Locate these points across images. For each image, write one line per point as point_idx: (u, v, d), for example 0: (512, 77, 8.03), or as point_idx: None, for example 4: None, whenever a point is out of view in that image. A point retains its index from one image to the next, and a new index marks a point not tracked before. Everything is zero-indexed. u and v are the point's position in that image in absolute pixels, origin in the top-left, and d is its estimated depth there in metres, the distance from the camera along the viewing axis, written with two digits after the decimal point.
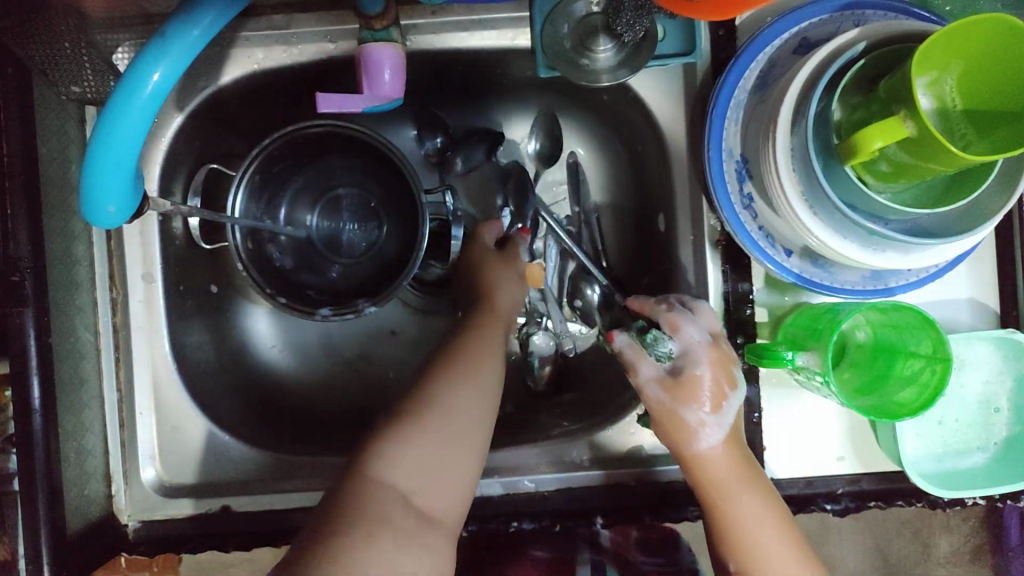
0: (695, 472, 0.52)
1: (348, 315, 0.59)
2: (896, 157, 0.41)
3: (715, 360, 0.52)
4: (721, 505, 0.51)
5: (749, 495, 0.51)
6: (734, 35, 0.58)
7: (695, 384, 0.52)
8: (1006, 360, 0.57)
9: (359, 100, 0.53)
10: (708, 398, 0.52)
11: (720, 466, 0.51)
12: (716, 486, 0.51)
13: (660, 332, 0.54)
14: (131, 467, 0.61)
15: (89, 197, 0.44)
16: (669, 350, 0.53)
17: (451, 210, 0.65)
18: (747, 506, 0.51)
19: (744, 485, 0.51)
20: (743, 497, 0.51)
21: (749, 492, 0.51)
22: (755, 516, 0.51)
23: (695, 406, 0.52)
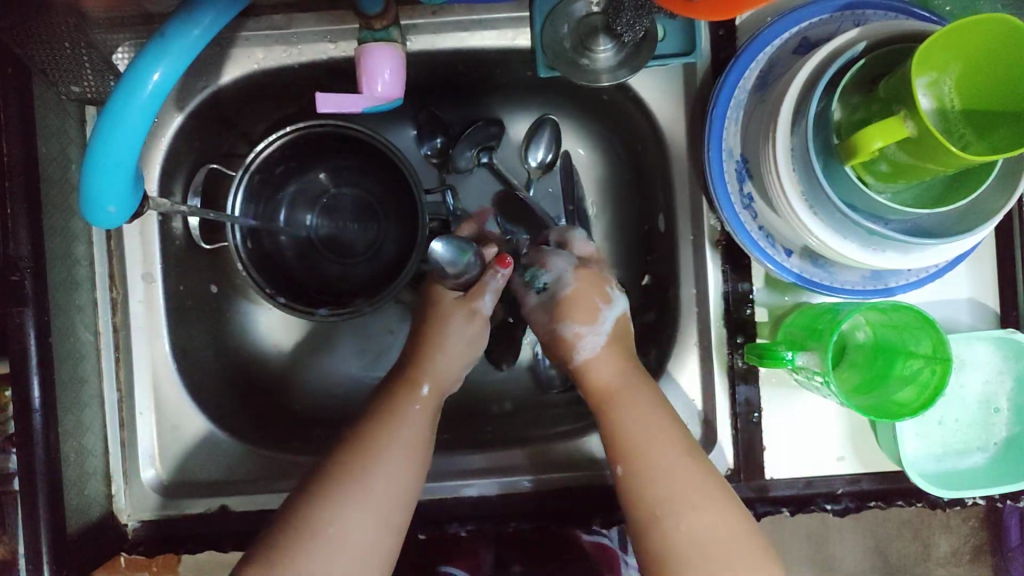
0: (584, 377, 0.56)
1: (347, 316, 0.58)
2: (896, 157, 0.41)
3: (585, 279, 0.59)
4: (610, 406, 0.54)
5: (639, 395, 0.54)
6: (734, 35, 0.58)
7: (568, 306, 0.58)
8: (1006, 361, 0.57)
9: (359, 100, 0.52)
10: (582, 315, 0.57)
11: (603, 367, 0.56)
12: (626, 448, 0.52)
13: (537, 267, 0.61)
14: (131, 467, 0.61)
15: (89, 197, 0.44)
16: (544, 281, 0.60)
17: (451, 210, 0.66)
18: (631, 409, 0.53)
19: (634, 383, 0.55)
20: (631, 401, 0.54)
21: (640, 391, 0.54)
22: (645, 419, 0.53)
23: (570, 322, 0.58)
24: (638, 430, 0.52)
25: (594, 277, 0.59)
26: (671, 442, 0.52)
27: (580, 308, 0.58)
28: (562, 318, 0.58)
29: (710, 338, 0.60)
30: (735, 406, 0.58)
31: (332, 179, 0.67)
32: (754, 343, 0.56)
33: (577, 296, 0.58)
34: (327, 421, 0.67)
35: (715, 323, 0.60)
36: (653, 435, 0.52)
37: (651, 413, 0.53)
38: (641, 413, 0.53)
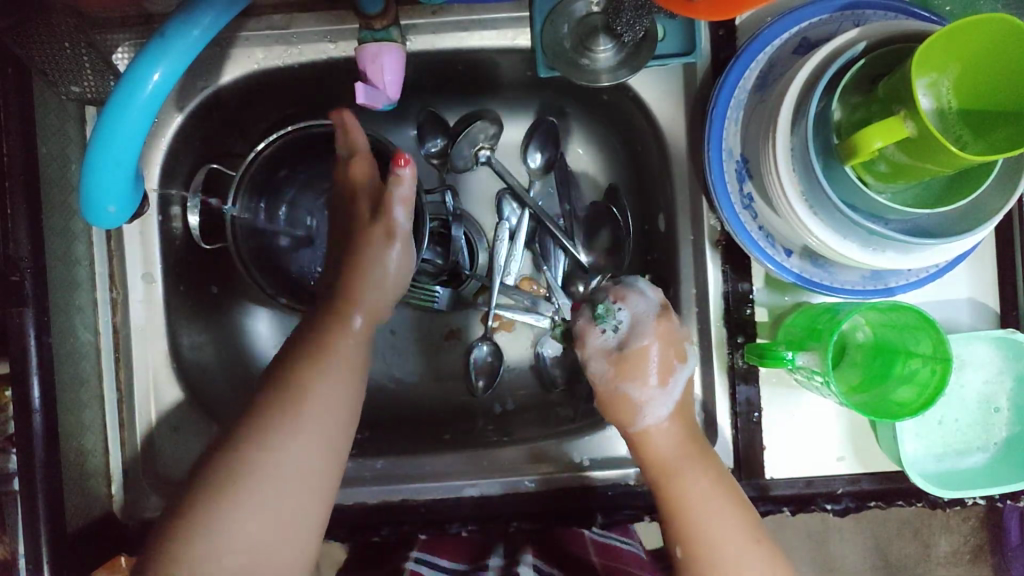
0: (642, 451, 0.54)
1: None
2: (895, 157, 0.41)
3: (662, 334, 0.54)
4: (670, 479, 0.53)
5: (694, 468, 0.52)
6: (734, 35, 0.58)
7: (638, 358, 0.54)
8: (1006, 360, 0.57)
9: (380, 96, 0.54)
10: (654, 372, 0.54)
11: (666, 440, 0.53)
12: (661, 465, 0.53)
13: (609, 305, 0.56)
14: (131, 468, 0.61)
15: (90, 196, 0.45)
16: (619, 321, 0.55)
17: (451, 210, 0.65)
18: (693, 486, 0.52)
19: (694, 459, 0.53)
20: (687, 474, 0.52)
21: (694, 466, 0.53)
22: (703, 497, 0.52)
23: (638, 381, 0.54)
24: (694, 510, 0.51)
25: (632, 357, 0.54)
26: (728, 515, 0.51)
27: (633, 362, 0.54)
28: (621, 374, 0.54)
29: (710, 338, 0.60)
30: (735, 405, 0.58)
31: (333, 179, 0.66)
32: (754, 343, 0.56)
33: (625, 366, 0.54)
34: None
35: (715, 324, 0.60)
36: (714, 514, 0.51)
37: (702, 480, 0.52)
38: (698, 489, 0.52)
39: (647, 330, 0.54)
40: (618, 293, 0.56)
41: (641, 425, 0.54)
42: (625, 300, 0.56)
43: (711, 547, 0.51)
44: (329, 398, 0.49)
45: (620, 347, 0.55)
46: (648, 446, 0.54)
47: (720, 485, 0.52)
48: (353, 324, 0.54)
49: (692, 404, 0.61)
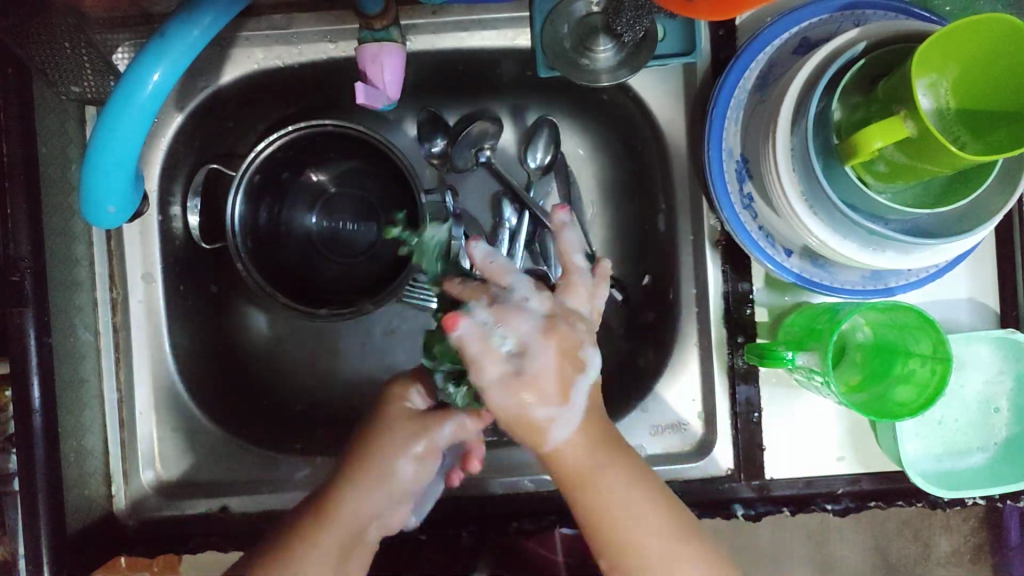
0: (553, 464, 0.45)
1: (347, 315, 0.58)
2: (894, 157, 0.41)
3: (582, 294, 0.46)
4: (587, 475, 0.45)
5: (626, 476, 0.46)
6: (734, 35, 0.58)
7: (568, 334, 0.43)
8: (1006, 361, 0.57)
9: (380, 96, 0.54)
10: (568, 377, 0.43)
11: (578, 454, 0.45)
12: (578, 478, 0.45)
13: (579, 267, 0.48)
14: (130, 468, 0.61)
15: (90, 197, 0.45)
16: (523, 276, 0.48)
17: (451, 210, 0.65)
18: (612, 481, 0.45)
19: (608, 466, 0.46)
20: (616, 476, 0.46)
21: (620, 473, 0.46)
22: (625, 492, 0.45)
23: (579, 372, 0.44)
24: (606, 504, 0.45)
25: (564, 332, 0.43)
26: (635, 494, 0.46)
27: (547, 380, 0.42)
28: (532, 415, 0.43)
29: (710, 339, 0.60)
30: (735, 405, 0.58)
31: (333, 180, 0.67)
32: (754, 343, 0.56)
33: (559, 375, 0.43)
34: (327, 419, 0.67)
35: (715, 324, 0.60)
36: (624, 501, 0.45)
37: (626, 472, 0.46)
38: (617, 487, 0.45)
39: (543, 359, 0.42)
40: (501, 314, 0.43)
41: (551, 445, 0.44)
42: (570, 299, 0.46)
43: (614, 530, 0.46)
44: (362, 513, 0.48)
45: (520, 370, 0.42)
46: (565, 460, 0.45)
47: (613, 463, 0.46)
48: (407, 464, 0.48)
49: (692, 404, 0.60)
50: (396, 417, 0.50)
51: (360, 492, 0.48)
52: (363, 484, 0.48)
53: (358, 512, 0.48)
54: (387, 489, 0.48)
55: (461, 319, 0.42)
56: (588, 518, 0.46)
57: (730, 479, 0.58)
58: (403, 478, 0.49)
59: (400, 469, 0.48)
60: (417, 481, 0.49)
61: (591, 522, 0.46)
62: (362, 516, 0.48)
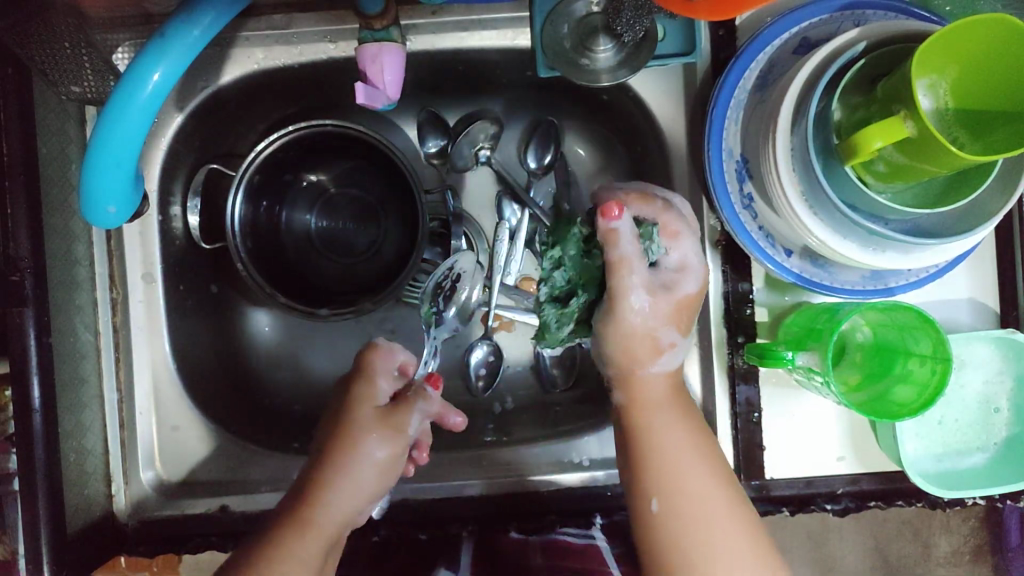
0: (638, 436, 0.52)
1: (347, 315, 0.58)
2: (893, 157, 0.41)
3: (681, 305, 0.51)
4: (647, 420, 0.52)
5: (674, 418, 0.52)
6: (734, 35, 0.58)
7: (684, 300, 0.51)
8: (1006, 361, 0.57)
9: (380, 96, 0.54)
10: (682, 324, 0.52)
11: (673, 433, 0.51)
12: (663, 472, 0.50)
13: (651, 230, 0.51)
14: (130, 467, 0.61)
15: (90, 197, 0.45)
16: (660, 252, 0.52)
17: (451, 210, 0.65)
18: (672, 436, 0.51)
19: (671, 404, 0.53)
20: (663, 417, 0.52)
21: (667, 416, 0.52)
22: (678, 447, 0.50)
23: (656, 352, 0.52)
24: (669, 470, 0.50)
25: (663, 288, 0.51)
26: (705, 475, 0.50)
27: (643, 351, 0.52)
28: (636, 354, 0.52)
29: (710, 339, 0.60)
30: (735, 405, 0.58)
31: (333, 180, 0.67)
32: (754, 342, 0.56)
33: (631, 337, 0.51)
34: None
35: (715, 324, 0.60)
36: (698, 475, 0.50)
37: (694, 457, 0.50)
38: (686, 454, 0.50)
39: (668, 298, 0.51)
40: (670, 232, 0.52)
41: (645, 370, 0.52)
42: (678, 234, 0.52)
43: (692, 523, 0.49)
44: (344, 502, 0.50)
45: (666, 290, 0.51)
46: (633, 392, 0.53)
47: (701, 449, 0.51)
48: (377, 451, 0.51)
49: (692, 404, 0.60)
50: (363, 418, 0.52)
51: (333, 478, 0.50)
52: (325, 484, 0.50)
53: (343, 496, 0.50)
54: (364, 477, 0.51)
55: (620, 212, 0.49)
56: (641, 446, 0.51)
57: None
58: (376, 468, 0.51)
59: (368, 456, 0.51)
60: (393, 465, 0.52)
61: (658, 482, 0.50)
62: (347, 504, 0.51)
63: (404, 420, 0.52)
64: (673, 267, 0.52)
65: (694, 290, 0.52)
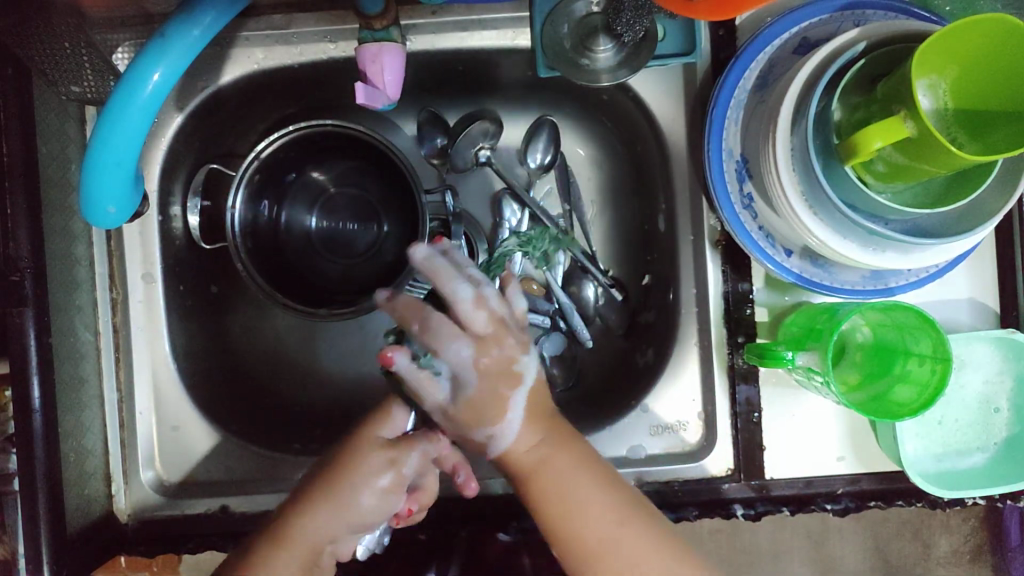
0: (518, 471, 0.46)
1: (346, 315, 0.58)
2: (893, 157, 0.41)
3: (489, 372, 0.43)
4: (540, 478, 0.45)
5: (566, 461, 0.45)
6: (734, 35, 0.58)
7: (481, 398, 0.44)
8: (1006, 361, 0.57)
9: (380, 96, 0.54)
10: (493, 425, 0.44)
11: (524, 459, 0.45)
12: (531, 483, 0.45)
13: (432, 359, 0.44)
14: (130, 467, 0.61)
15: (90, 197, 0.45)
16: (438, 367, 0.44)
17: (452, 210, 0.65)
18: (544, 486, 0.45)
19: (554, 448, 0.46)
20: (559, 460, 0.46)
21: (566, 459, 0.46)
22: (570, 487, 0.45)
23: (482, 428, 0.44)
24: (556, 506, 0.45)
25: (501, 359, 0.44)
26: (586, 493, 0.45)
27: (491, 401, 0.44)
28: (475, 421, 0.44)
29: (710, 338, 0.60)
30: (735, 405, 0.58)
31: (333, 180, 0.67)
32: (754, 343, 0.56)
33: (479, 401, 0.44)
34: (326, 420, 0.67)
35: (715, 324, 0.59)
36: (596, 515, 0.45)
37: (572, 477, 0.45)
38: (564, 480, 0.45)
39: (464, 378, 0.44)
40: (434, 274, 0.45)
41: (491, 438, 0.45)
42: (509, 287, 0.47)
43: (607, 565, 0.44)
44: None
45: (454, 397, 0.44)
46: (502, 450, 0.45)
47: (583, 471, 0.45)
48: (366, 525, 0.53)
49: (692, 403, 0.60)
50: (366, 455, 0.45)
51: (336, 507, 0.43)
52: (322, 498, 0.44)
53: None
54: (354, 515, 0.44)
55: (397, 356, 0.43)
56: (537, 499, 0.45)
57: (729, 479, 0.58)
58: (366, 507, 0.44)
59: (361, 498, 0.44)
60: (389, 499, 0.45)
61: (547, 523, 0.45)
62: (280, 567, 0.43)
63: (388, 427, 0.46)
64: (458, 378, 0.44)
65: (499, 350, 0.44)
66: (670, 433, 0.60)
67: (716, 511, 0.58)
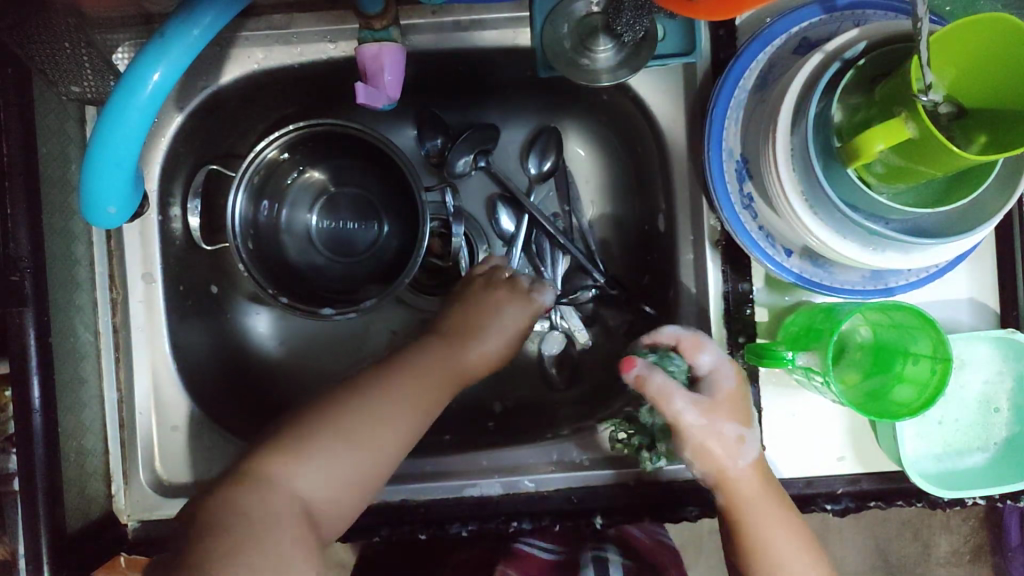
0: (727, 489, 0.51)
1: (348, 315, 0.58)
2: (890, 159, 0.42)
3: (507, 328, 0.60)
4: (747, 522, 0.51)
5: (764, 507, 0.51)
6: (734, 35, 0.58)
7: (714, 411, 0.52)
8: (1006, 361, 0.57)
9: (380, 96, 0.54)
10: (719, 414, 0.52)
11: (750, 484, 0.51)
12: (744, 501, 0.51)
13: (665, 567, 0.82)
14: (129, 467, 0.61)
15: (90, 197, 0.45)
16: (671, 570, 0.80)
17: (451, 210, 0.65)
18: (775, 529, 0.51)
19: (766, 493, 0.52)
20: (754, 507, 0.51)
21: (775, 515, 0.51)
22: (788, 545, 0.51)
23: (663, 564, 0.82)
24: (782, 548, 0.51)
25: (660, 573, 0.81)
26: (790, 528, 0.51)
27: (734, 410, 0.52)
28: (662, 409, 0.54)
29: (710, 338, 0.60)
30: None
31: (332, 180, 0.67)
32: (754, 343, 0.56)
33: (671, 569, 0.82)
34: None
35: (715, 324, 0.59)
36: (782, 543, 0.51)
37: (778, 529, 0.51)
38: (777, 531, 0.51)
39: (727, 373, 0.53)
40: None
41: (737, 467, 0.51)
42: None
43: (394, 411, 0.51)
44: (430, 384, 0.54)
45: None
46: (733, 491, 0.51)
47: (773, 497, 0.52)
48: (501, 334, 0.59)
49: None
50: (501, 298, 0.60)
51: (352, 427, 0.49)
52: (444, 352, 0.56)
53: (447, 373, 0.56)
54: (499, 337, 0.59)
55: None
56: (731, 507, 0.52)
57: None
58: (496, 332, 0.59)
59: (507, 322, 0.59)
60: (519, 340, 0.60)
61: (764, 562, 0.51)
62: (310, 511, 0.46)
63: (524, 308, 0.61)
64: (708, 374, 0.53)
65: None
66: None
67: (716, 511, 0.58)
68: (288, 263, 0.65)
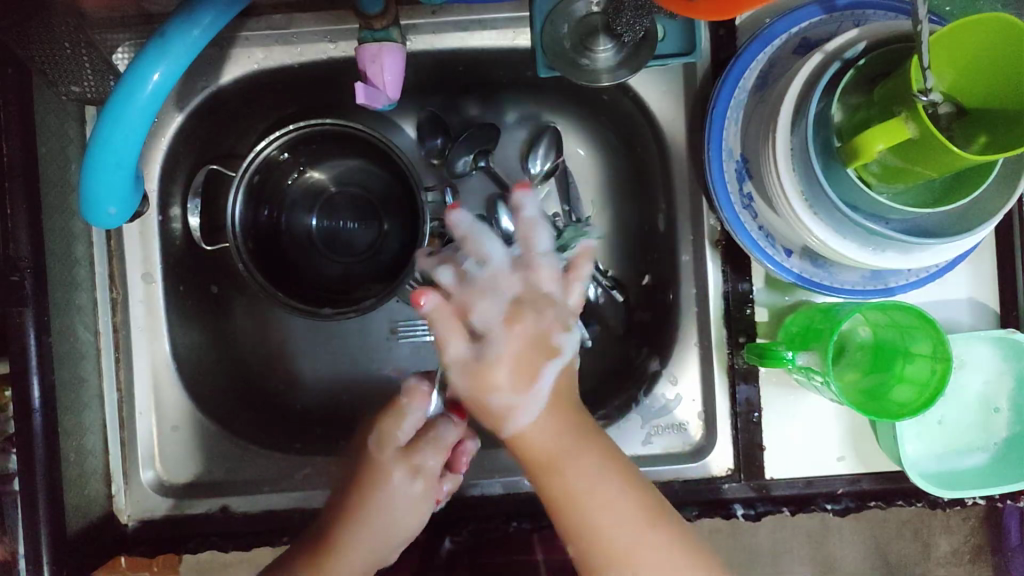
0: (520, 447, 0.50)
1: (348, 315, 0.58)
2: (889, 160, 0.42)
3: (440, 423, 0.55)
4: (557, 473, 0.49)
5: (581, 464, 0.49)
6: (734, 35, 0.58)
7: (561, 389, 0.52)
8: (1006, 360, 0.57)
9: (380, 96, 0.54)
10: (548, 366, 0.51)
11: (579, 475, 0.49)
12: (547, 460, 0.49)
13: None
14: (129, 467, 0.61)
15: (90, 197, 0.45)
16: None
17: (449, 210, 0.64)
18: (575, 476, 0.49)
19: (571, 449, 0.49)
20: (573, 468, 0.49)
21: (583, 481, 0.49)
22: (601, 494, 0.48)
23: None
24: (590, 506, 0.48)
25: None
26: (617, 487, 0.49)
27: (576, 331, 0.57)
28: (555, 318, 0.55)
29: (710, 338, 0.60)
30: (735, 405, 0.58)
31: (332, 180, 0.67)
32: (754, 343, 0.56)
33: None
34: (326, 419, 0.67)
35: (715, 324, 0.59)
36: (600, 506, 0.48)
37: (616, 512, 0.48)
38: (581, 483, 0.49)
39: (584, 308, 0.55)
40: None
41: (515, 424, 0.49)
42: None
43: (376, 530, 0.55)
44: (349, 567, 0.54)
45: None
46: (526, 440, 0.50)
47: (588, 448, 0.50)
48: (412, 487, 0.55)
49: (692, 404, 0.60)
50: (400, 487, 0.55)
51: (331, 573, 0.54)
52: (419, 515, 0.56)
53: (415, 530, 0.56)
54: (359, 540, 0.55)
55: None
56: (557, 502, 0.49)
57: (730, 479, 0.58)
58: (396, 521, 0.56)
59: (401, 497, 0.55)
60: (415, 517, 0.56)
61: (594, 545, 0.48)
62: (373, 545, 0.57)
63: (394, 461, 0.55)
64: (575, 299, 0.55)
65: None
66: (670, 433, 0.60)
67: (716, 511, 0.58)
68: (286, 262, 0.65)
